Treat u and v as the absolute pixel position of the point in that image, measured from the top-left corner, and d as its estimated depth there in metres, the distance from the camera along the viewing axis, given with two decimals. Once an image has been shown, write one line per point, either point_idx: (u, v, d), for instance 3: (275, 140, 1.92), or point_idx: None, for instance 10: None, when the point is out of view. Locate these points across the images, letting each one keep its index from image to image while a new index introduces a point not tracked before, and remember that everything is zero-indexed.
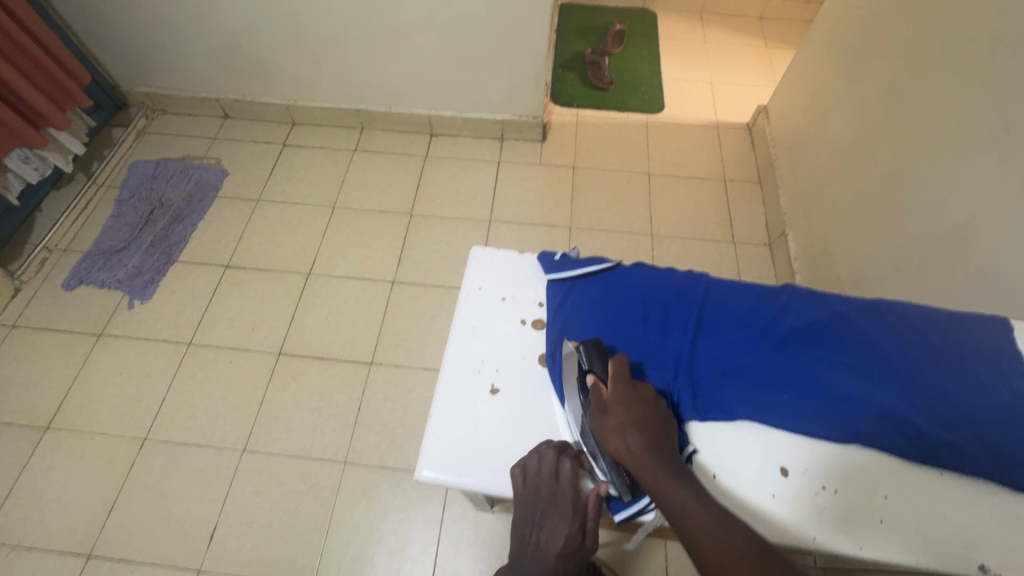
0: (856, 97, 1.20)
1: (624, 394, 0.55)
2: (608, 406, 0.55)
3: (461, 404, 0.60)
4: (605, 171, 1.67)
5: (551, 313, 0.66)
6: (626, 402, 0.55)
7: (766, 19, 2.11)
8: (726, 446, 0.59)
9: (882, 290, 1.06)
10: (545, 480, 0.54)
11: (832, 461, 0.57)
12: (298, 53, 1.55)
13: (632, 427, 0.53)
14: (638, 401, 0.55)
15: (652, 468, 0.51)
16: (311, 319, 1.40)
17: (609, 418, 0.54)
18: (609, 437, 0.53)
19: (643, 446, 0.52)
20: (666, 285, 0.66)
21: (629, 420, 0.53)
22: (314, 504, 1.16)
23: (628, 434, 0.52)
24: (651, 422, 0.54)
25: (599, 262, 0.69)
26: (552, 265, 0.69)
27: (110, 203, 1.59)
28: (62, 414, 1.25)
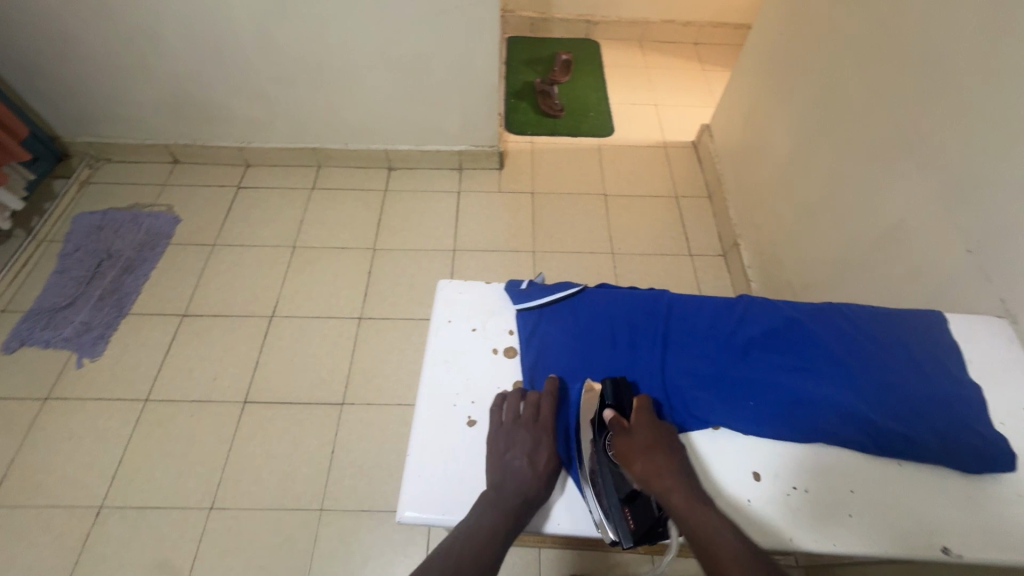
0: (789, 114, 1.29)
1: (647, 423, 0.58)
2: (633, 434, 0.57)
3: (439, 441, 0.58)
4: (563, 195, 1.72)
5: (523, 342, 0.66)
6: (651, 431, 0.57)
7: (700, 44, 2.25)
8: (700, 455, 0.60)
9: (829, 291, 1.12)
10: (526, 416, 0.59)
11: (798, 459, 0.60)
12: (250, 96, 1.54)
13: (660, 453, 0.55)
14: (659, 430, 0.58)
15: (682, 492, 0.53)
16: (277, 363, 1.36)
17: (636, 444, 0.56)
18: (638, 460, 0.54)
19: (671, 474, 0.54)
20: (631, 305, 0.68)
21: (655, 447, 0.56)
22: (290, 557, 1.11)
23: (658, 461, 0.55)
24: (672, 448, 0.57)
25: (565, 287, 0.70)
26: (519, 295, 0.69)
27: (52, 258, 1.51)
28: (5, 489, 1.16)
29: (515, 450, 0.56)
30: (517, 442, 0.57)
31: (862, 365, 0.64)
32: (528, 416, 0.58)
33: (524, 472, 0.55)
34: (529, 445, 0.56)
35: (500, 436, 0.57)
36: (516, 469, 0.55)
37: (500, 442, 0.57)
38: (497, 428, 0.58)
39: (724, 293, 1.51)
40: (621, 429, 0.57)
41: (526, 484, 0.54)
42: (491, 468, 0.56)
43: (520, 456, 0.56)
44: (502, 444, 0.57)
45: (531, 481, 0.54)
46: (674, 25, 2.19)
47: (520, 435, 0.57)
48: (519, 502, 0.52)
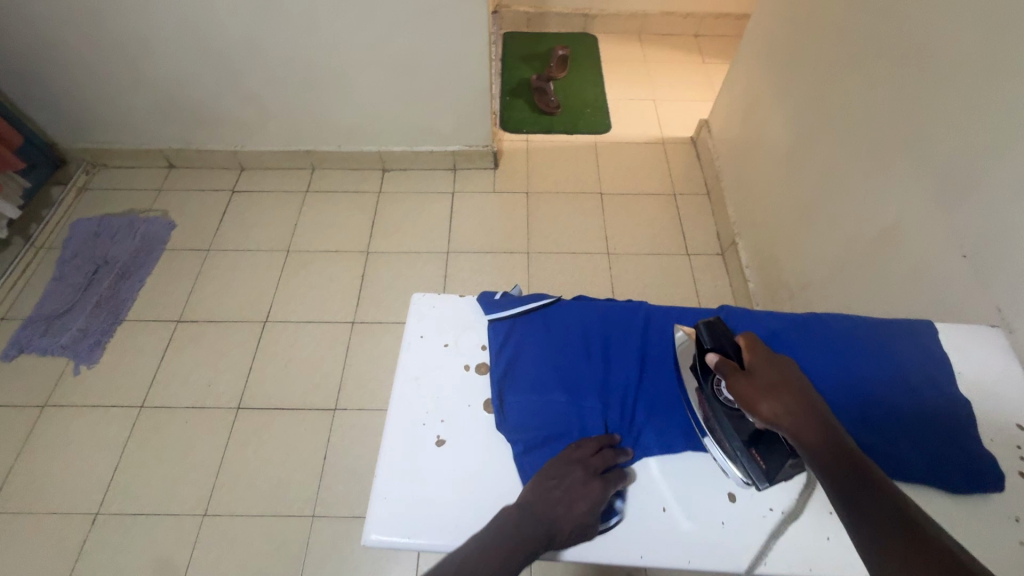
0: (787, 110, 1.25)
1: (765, 359, 0.56)
2: (751, 371, 0.55)
3: (405, 462, 0.57)
4: (558, 194, 1.70)
5: (493, 353, 0.64)
6: (769, 366, 0.56)
7: (701, 36, 2.20)
8: (675, 476, 0.58)
9: (826, 294, 1.09)
10: (592, 461, 0.56)
11: (777, 479, 0.58)
12: (241, 100, 1.53)
13: (783, 386, 0.54)
14: (779, 365, 0.56)
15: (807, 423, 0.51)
16: (270, 369, 1.36)
17: (756, 383, 0.54)
18: (762, 400, 0.53)
19: (796, 407, 0.52)
20: (607, 315, 0.67)
21: (778, 382, 0.54)
22: (283, 563, 1.12)
23: (779, 395, 0.53)
24: (796, 382, 0.55)
25: (539, 299, 0.68)
26: (492, 306, 0.67)
27: (50, 265, 1.53)
28: (4, 495, 1.18)
29: (561, 487, 0.54)
30: (571, 480, 0.54)
31: (847, 381, 0.61)
32: (595, 462, 0.56)
33: (561, 511, 0.52)
34: (577, 488, 0.53)
35: (556, 464, 0.55)
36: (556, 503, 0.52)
37: (552, 474, 0.55)
38: (557, 459, 0.56)
39: (721, 293, 1.48)
40: (733, 368, 0.56)
41: (557, 523, 0.51)
42: (530, 493, 0.54)
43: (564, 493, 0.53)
44: (552, 478, 0.55)
45: (564, 523, 0.51)
46: (674, 17, 2.14)
47: (576, 476, 0.54)
48: (541, 535, 0.50)
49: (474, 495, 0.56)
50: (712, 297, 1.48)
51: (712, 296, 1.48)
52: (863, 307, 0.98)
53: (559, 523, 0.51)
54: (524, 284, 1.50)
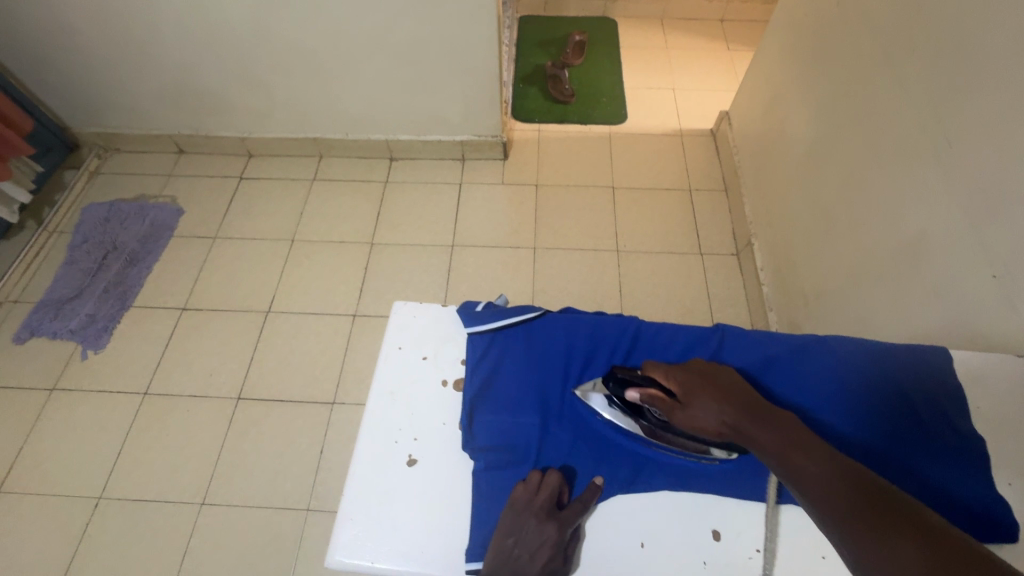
0: (810, 105, 1.18)
1: (688, 378, 0.57)
2: (683, 396, 0.56)
3: (377, 479, 0.58)
4: (569, 188, 1.64)
5: (469, 369, 0.64)
6: (694, 382, 0.57)
7: (727, 21, 2.09)
8: (655, 511, 0.58)
9: (842, 305, 1.03)
10: (541, 502, 0.55)
11: (761, 518, 0.58)
12: (247, 86, 1.51)
13: (713, 397, 0.55)
14: (701, 374, 0.58)
15: (746, 422, 0.53)
16: (270, 360, 1.36)
17: (688, 406, 0.56)
18: (699, 418, 0.55)
19: (731, 413, 0.54)
20: (591, 332, 0.65)
21: (707, 397, 0.55)
22: (276, 556, 1.12)
23: (712, 410, 0.55)
24: (720, 384, 0.57)
25: (520, 311, 0.67)
26: (471, 318, 0.67)
27: (62, 249, 1.55)
28: (13, 476, 1.21)
29: (518, 541, 0.53)
30: (525, 534, 0.53)
31: (841, 414, 0.60)
32: (545, 503, 0.55)
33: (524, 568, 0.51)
34: (536, 539, 0.53)
35: (507, 518, 0.54)
36: (517, 562, 0.52)
37: (508, 530, 0.54)
38: (509, 507, 0.55)
39: (734, 296, 1.42)
40: (664, 398, 0.57)
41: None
42: (490, 554, 0.53)
43: (523, 548, 0.53)
44: (509, 530, 0.54)
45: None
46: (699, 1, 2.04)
47: (529, 526, 0.53)
48: None
49: (442, 518, 0.57)
50: (724, 299, 1.42)
51: (725, 298, 1.42)
52: (879, 322, 0.92)
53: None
54: (530, 281, 1.46)
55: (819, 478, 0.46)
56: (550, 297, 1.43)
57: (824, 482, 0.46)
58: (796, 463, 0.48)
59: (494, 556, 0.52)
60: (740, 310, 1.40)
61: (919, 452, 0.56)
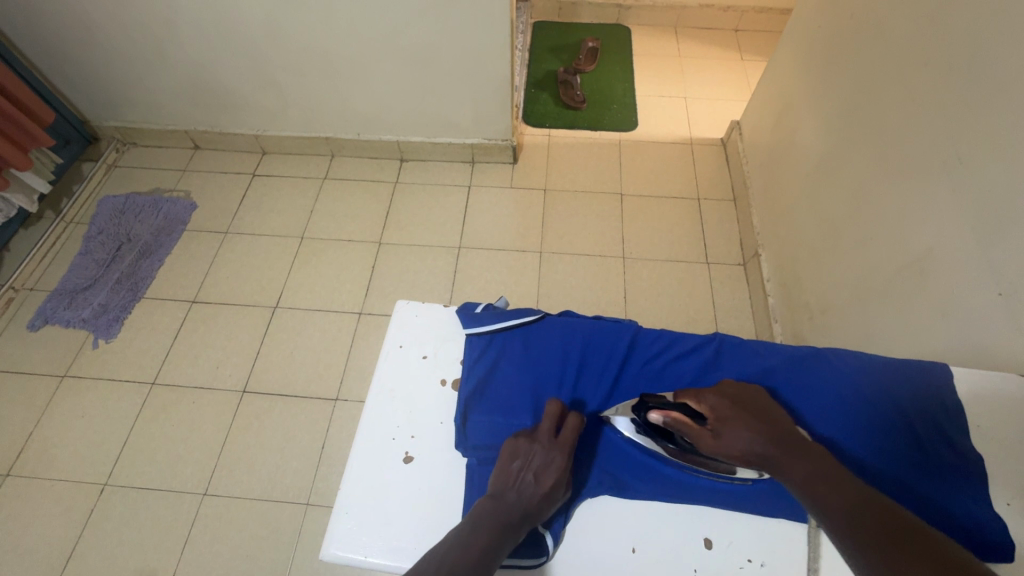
0: (821, 117, 1.17)
1: (718, 402, 0.57)
2: (713, 420, 0.56)
3: (373, 476, 0.59)
4: (577, 193, 1.65)
5: (464, 369, 0.66)
6: (723, 406, 0.56)
7: (741, 31, 2.09)
8: (647, 517, 0.59)
9: (847, 318, 1.03)
10: (546, 434, 0.58)
11: (755, 528, 0.58)
12: (262, 84, 1.54)
13: (743, 423, 0.54)
14: (732, 399, 0.57)
15: (775, 450, 0.52)
16: (276, 355, 1.38)
17: (717, 435, 0.55)
18: (729, 447, 0.54)
19: (763, 440, 0.53)
20: (586, 338, 0.67)
21: (737, 421, 0.55)
22: (275, 549, 1.14)
23: (742, 437, 0.53)
24: (751, 409, 0.56)
25: (520, 315, 0.69)
26: (471, 319, 0.68)
27: (78, 239, 1.58)
28: (22, 460, 1.24)
29: (523, 467, 0.55)
30: (535, 458, 0.56)
31: (839, 424, 0.60)
32: (548, 435, 0.58)
33: (532, 486, 0.54)
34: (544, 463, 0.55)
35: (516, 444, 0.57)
36: (526, 482, 0.54)
37: (511, 455, 0.56)
38: (512, 442, 0.58)
39: (740, 306, 1.42)
40: (690, 423, 0.57)
41: (531, 500, 0.53)
42: (496, 476, 0.55)
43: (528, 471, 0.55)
44: (517, 458, 0.56)
45: (537, 498, 0.53)
46: (713, 10, 2.03)
47: (538, 453, 0.56)
48: (515, 511, 0.51)
49: (434, 516, 0.57)
50: (729, 309, 1.41)
51: (730, 308, 1.42)
52: (884, 337, 0.92)
53: (529, 500, 0.53)
54: (534, 286, 1.47)
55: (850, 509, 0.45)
56: (554, 302, 1.44)
57: (853, 508, 0.45)
58: (826, 493, 0.47)
59: (504, 476, 0.55)
60: (745, 321, 1.39)
61: (917, 467, 0.56)
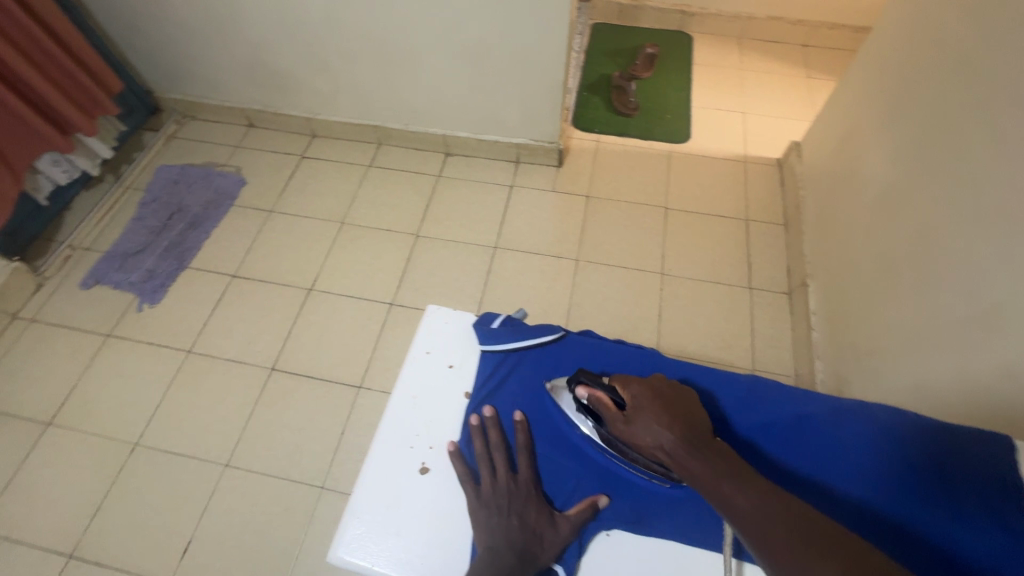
0: (891, 147, 1.10)
1: (640, 392, 0.59)
2: (630, 409, 0.58)
3: (391, 482, 0.59)
4: (620, 203, 1.61)
5: (477, 385, 0.65)
6: (642, 398, 0.58)
7: (810, 47, 1.99)
8: (665, 563, 0.56)
9: (899, 365, 0.96)
10: (503, 475, 0.58)
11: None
12: (318, 68, 1.56)
13: (655, 416, 0.56)
14: (657, 391, 0.59)
15: (682, 448, 0.54)
16: (306, 337, 1.40)
17: (630, 422, 0.57)
18: (640, 437, 0.56)
19: (671, 436, 0.55)
20: (606, 364, 0.66)
21: (650, 414, 0.56)
22: (286, 528, 1.16)
23: (651, 429, 0.55)
24: (670, 404, 0.58)
25: (539, 334, 0.67)
26: (488, 336, 0.66)
27: (133, 205, 1.65)
28: (64, 411, 1.31)
29: (503, 514, 0.56)
30: (500, 504, 0.57)
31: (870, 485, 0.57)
32: (505, 476, 0.59)
33: (516, 532, 0.55)
34: (513, 506, 0.57)
35: (473, 498, 0.57)
36: (508, 530, 0.55)
37: (483, 508, 0.57)
38: (474, 497, 0.57)
39: (780, 337, 1.35)
40: (609, 406, 0.59)
41: (520, 547, 0.54)
42: (480, 530, 0.55)
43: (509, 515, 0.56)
44: (484, 507, 0.57)
45: (526, 542, 0.54)
46: (783, 23, 1.94)
47: (500, 498, 0.57)
48: (513, 560, 0.53)
49: (447, 532, 0.57)
50: (768, 339, 1.35)
51: (769, 337, 1.35)
52: (938, 390, 0.85)
53: (525, 545, 0.54)
54: (567, 295, 1.44)
55: (752, 514, 0.49)
56: (586, 314, 1.41)
57: (757, 514, 0.48)
58: (728, 493, 0.50)
59: (484, 532, 0.55)
60: (784, 353, 1.33)
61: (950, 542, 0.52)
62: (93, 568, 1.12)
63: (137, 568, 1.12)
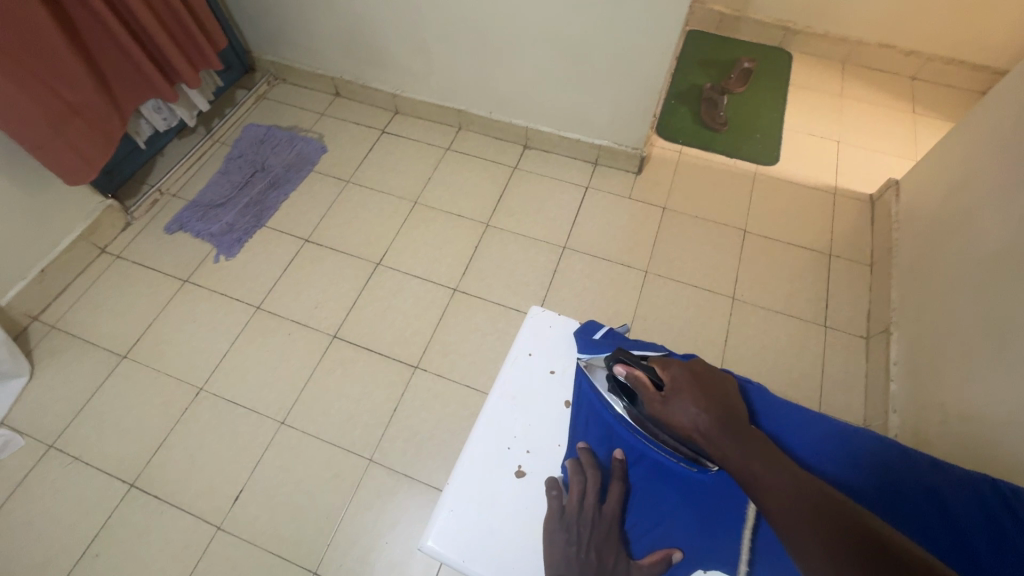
0: (1016, 205, 1.02)
1: (681, 373, 0.60)
2: (668, 389, 0.59)
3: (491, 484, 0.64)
4: (697, 219, 1.56)
5: (577, 392, 0.68)
6: (682, 380, 0.59)
7: (919, 80, 1.87)
8: None
9: (997, 437, 0.90)
10: (591, 505, 0.59)
11: None
12: (413, 46, 1.56)
13: (693, 399, 0.58)
14: (696, 375, 0.60)
15: (717, 431, 0.55)
16: (370, 310, 1.42)
17: (668, 403, 0.59)
18: (676, 415, 0.58)
19: (706, 417, 0.56)
20: None
21: (688, 395, 0.58)
22: (333, 493, 1.18)
23: (688, 410, 0.57)
24: (707, 387, 0.59)
25: (642, 351, 0.68)
26: (588, 348, 0.70)
27: (220, 158, 1.71)
28: (138, 346, 1.37)
29: (579, 543, 0.56)
30: (582, 532, 0.58)
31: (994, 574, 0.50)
32: (591, 505, 0.59)
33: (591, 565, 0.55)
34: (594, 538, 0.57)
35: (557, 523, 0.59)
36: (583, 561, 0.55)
37: (562, 532, 0.58)
38: (557, 516, 0.59)
39: (852, 382, 1.29)
40: (648, 385, 0.60)
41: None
42: (552, 556, 0.56)
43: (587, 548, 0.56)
44: (563, 533, 0.58)
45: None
46: (893, 52, 1.83)
47: (583, 525, 0.58)
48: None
49: (534, 535, 0.61)
50: (839, 382, 1.29)
51: (840, 381, 1.29)
52: None
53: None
54: (632, 306, 1.41)
55: (777, 491, 0.48)
56: (650, 328, 1.38)
57: (782, 496, 0.48)
58: (756, 474, 0.51)
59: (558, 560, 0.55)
60: (854, 399, 1.27)
61: None
62: (151, 501, 1.18)
63: (191, 508, 1.17)
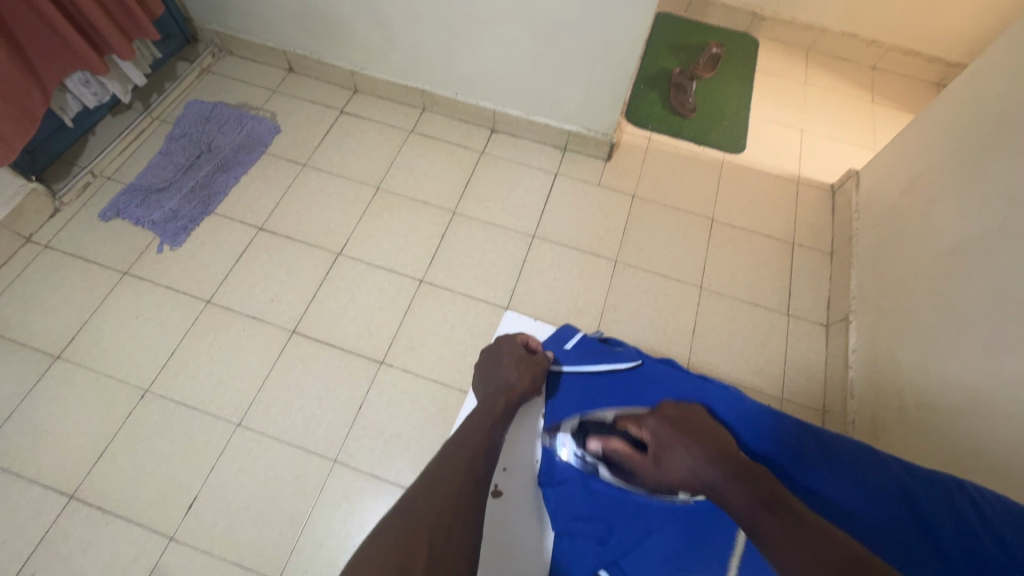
0: (972, 200, 1.06)
1: (658, 427, 0.72)
2: (654, 450, 0.71)
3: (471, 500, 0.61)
4: (665, 207, 1.56)
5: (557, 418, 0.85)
6: (661, 435, 0.71)
7: (878, 69, 1.91)
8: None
9: (951, 424, 0.94)
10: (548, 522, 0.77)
11: None
12: (373, 21, 1.47)
13: (681, 450, 0.68)
14: (667, 423, 0.72)
15: (711, 474, 0.64)
16: (331, 302, 1.35)
17: (663, 464, 0.70)
18: (676, 472, 0.68)
19: (698, 462, 0.66)
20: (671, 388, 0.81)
21: (674, 449, 0.69)
22: (296, 497, 1.13)
23: (681, 462, 0.68)
24: (682, 431, 0.70)
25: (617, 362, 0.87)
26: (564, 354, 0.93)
27: (160, 137, 1.58)
28: (74, 345, 1.26)
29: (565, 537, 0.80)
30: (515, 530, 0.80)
31: None
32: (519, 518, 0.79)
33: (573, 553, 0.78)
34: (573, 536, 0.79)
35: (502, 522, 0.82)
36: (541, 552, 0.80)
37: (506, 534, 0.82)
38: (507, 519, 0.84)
39: (813, 368, 1.33)
40: (631, 454, 0.74)
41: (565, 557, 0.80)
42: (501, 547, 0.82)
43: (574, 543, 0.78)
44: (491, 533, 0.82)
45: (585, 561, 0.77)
46: (856, 41, 1.86)
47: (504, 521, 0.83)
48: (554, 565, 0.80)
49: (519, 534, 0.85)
50: (801, 369, 1.33)
51: (801, 368, 1.33)
52: (997, 458, 0.83)
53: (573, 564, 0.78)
54: (602, 296, 1.40)
55: (785, 539, 0.54)
56: (620, 318, 1.37)
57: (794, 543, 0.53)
58: (767, 522, 0.56)
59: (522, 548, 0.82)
60: (815, 386, 1.31)
61: None
62: (94, 513, 1.10)
63: (140, 519, 1.10)
